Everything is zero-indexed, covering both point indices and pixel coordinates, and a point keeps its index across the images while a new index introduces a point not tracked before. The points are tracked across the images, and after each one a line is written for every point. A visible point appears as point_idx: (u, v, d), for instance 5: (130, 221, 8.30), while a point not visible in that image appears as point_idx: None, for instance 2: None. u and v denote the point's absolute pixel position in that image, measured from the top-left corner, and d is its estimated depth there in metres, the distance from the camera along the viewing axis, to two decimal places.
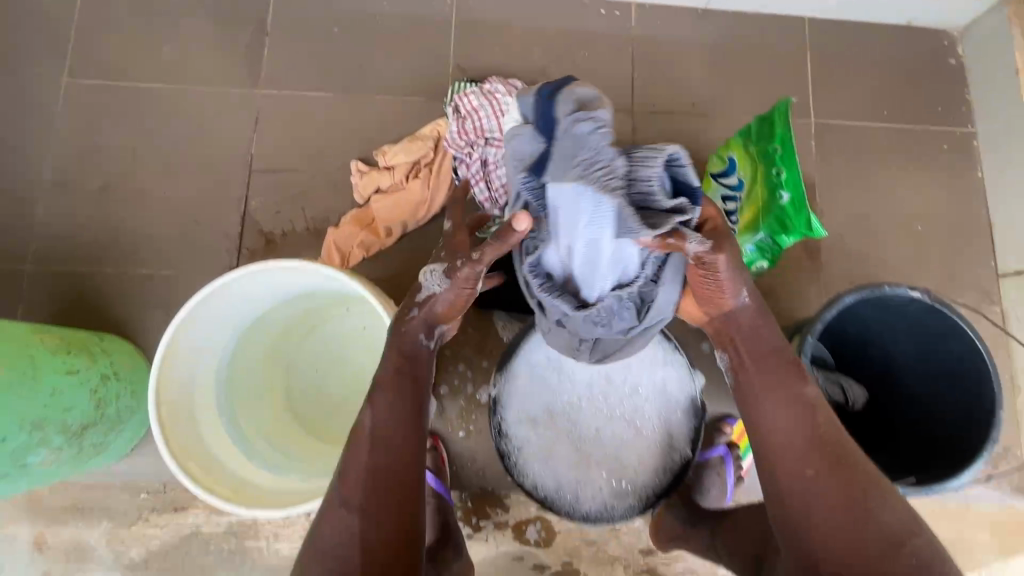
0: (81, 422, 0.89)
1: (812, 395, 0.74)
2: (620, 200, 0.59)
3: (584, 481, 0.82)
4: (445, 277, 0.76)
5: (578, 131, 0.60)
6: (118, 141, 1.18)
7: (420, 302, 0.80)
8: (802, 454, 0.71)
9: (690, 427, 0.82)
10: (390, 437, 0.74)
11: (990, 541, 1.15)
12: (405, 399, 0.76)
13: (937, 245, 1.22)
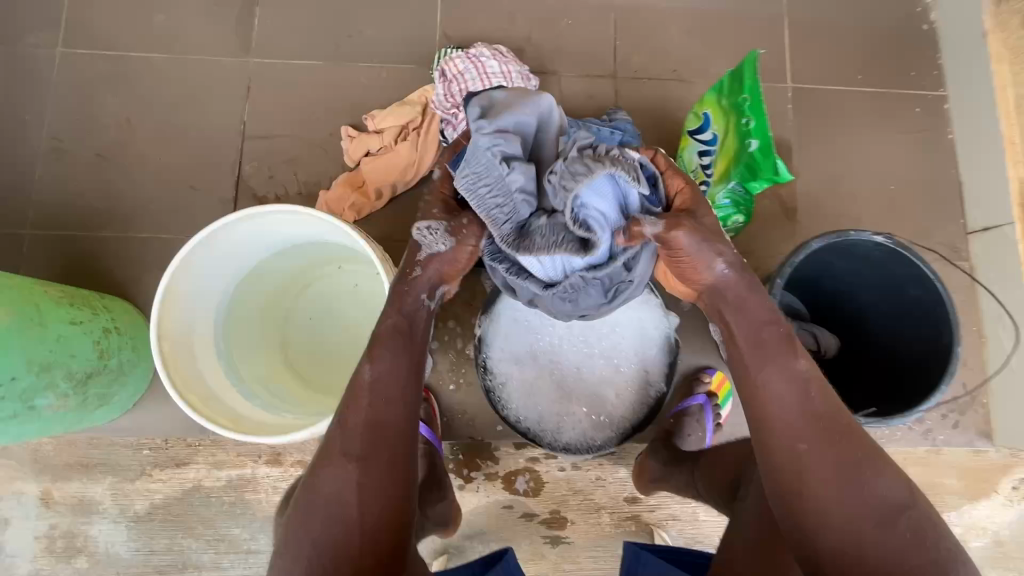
0: (85, 370, 0.93)
1: (806, 370, 0.76)
2: (498, 225, 0.73)
3: (565, 414, 0.89)
4: (447, 235, 0.79)
5: (473, 162, 0.72)
6: (115, 109, 1.21)
7: (422, 263, 0.81)
8: (800, 423, 0.73)
9: (664, 364, 0.90)
10: (389, 394, 0.77)
11: (959, 486, 1.20)
12: (403, 355, 0.80)
13: (910, 205, 1.27)
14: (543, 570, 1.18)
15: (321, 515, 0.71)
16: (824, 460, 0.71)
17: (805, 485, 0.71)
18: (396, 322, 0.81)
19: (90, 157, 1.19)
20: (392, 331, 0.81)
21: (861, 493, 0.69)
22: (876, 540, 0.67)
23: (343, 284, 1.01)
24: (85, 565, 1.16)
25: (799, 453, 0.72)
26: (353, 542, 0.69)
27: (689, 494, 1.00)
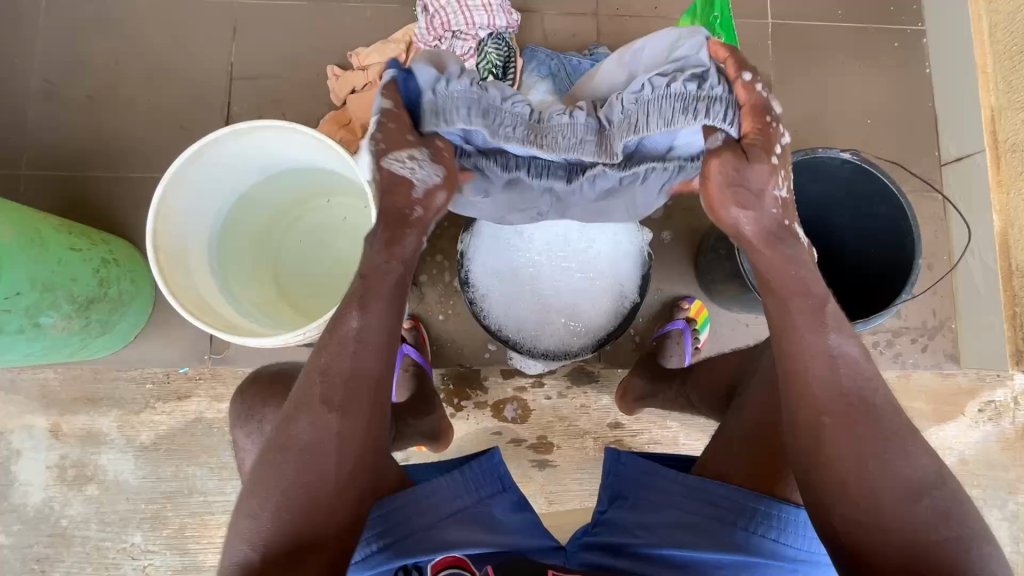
0: (86, 295, 0.97)
1: (834, 343, 0.63)
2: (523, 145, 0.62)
3: (543, 323, 0.97)
4: (436, 164, 0.63)
5: (455, 96, 0.60)
6: (104, 52, 1.23)
7: (423, 200, 0.66)
8: (829, 394, 0.62)
9: (638, 276, 0.96)
10: (370, 345, 0.67)
11: (927, 408, 1.26)
12: (386, 301, 0.68)
13: (886, 139, 1.30)
14: (531, 491, 1.25)
15: (286, 467, 0.65)
16: (852, 435, 0.61)
17: (826, 458, 0.61)
18: (383, 262, 0.67)
19: (82, 99, 1.22)
20: (376, 275, 0.67)
21: (889, 473, 0.59)
22: (901, 526, 0.58)
23: (333, 214, 1.04)
24: (95, 492, 1.22)
25: (821, 424, 0.62)
26: (320, 503, 0.64)
27: (678, 404, 1.07)
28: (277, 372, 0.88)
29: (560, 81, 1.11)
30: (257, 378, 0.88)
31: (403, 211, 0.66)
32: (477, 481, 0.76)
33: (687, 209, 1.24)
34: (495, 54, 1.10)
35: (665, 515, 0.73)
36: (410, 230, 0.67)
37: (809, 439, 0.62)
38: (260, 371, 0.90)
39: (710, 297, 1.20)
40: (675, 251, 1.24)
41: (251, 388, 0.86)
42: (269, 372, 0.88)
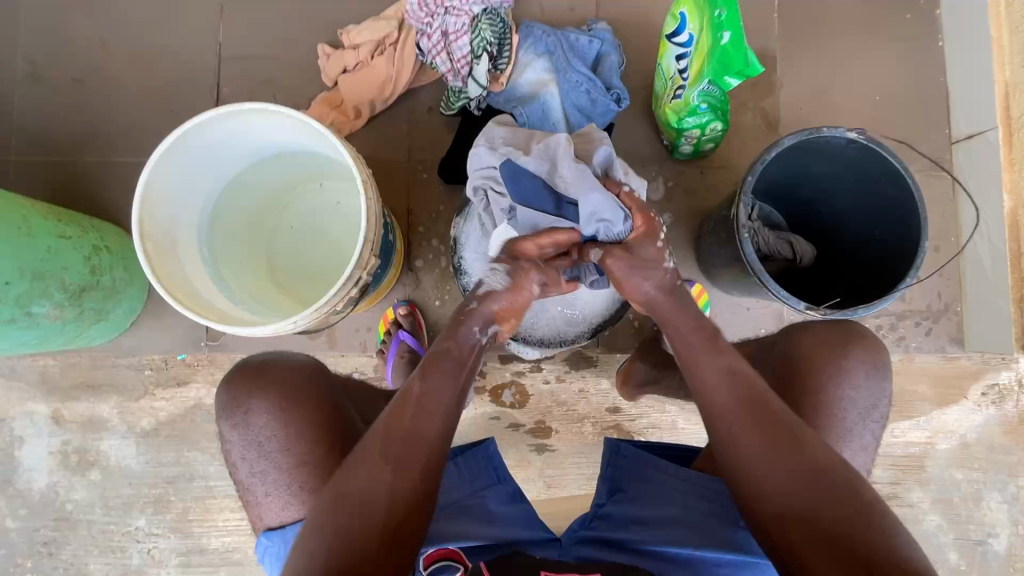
0: (78, 283, 0.96)
1: (741, 366, 0.74)
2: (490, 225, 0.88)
3: (539, 312, 0.96)
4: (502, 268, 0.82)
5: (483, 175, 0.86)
6: (88, 31, 1.20)
7: (480, 296, 0.82)
8: (731, 407, 0.70)
9: None
10: (432, 411, 0.72)
11: (929, 392, 1.25)
12: (450, 378, 0.76)
13: (896, 116, 1.25)
14: (529, 475, 1.25)
15: (332, 519, 0.63)
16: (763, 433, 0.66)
17: (749, 457, 0.66)
18: (446, 347, 0.79)
19: (69, 82, 1.19)
20: (442, 355, 0.77)
21: (801, 466, 0.63)
22: (820, 514, 0.60)
23: (327, 201, 1.03)
24: (99, 476, 1.23)
25: (733, 435, 0.68)
26: (357, 546, 0.61)
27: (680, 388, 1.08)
28: (263, 362, 0.84)
29: (557, 57, 1.08)
30: (243, 366, 0.84)
31: (467, 309, 0.82)
32: (471, 472, 0.79)
33: (687, 190, 1.21)
34: (489, 31, 1.05)
35: (661, 510, 0.73)
36: (467, 321, 0.81)
37: (725, 443, 0.68)
38: (249, 360, 0.87)
39: (710, 280, 1.18)
40: (675, 234, 1.22)
41: (235, 380, 0.83)
42: (255, 361, 0.84)
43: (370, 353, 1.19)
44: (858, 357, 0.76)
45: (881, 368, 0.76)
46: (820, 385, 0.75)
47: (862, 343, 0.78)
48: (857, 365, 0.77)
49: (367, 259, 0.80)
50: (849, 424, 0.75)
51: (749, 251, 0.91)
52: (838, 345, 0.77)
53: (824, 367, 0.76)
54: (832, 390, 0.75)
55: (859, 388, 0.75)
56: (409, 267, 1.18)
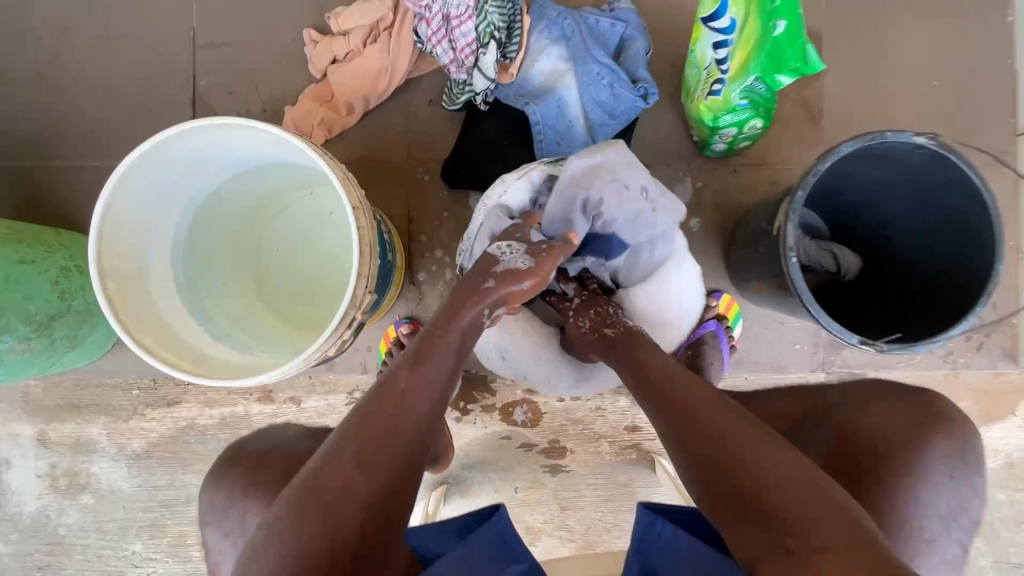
0: (45, 312, 0.87)
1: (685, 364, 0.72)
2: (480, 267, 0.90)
3: (548, 372, 0.91)
4: (527, 255, 0.74)
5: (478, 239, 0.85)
6: (47, 18, 1.07)
7: (497, 274, 0.71)
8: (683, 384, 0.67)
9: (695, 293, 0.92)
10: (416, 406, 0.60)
11: (974, 408, 1.15)
12: (440, 366, 0.64)
13: (956, 103, 1.11)
14: (543, 497, 1.18)
15: (293, 533, 0.52)
16: (715, 412, 0.62)
17: (724, 447, 0.58)
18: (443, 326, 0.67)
19: (28, 75, 1.07)
20: (438, 336, 0.66)
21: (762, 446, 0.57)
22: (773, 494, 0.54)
23: (318, 210, 0.92)
24: (91, 500, 1.17)
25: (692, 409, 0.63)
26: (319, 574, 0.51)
27: None
28: (269, 450, 0.78)
29: (575, 44, 0.95)
30: (241, 451, 0.79)
31: (474, 279, 0.72)
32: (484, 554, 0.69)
33: (719, 191, 1.09)
34: (497, 15, 0.92)
35: None
36: (478, 299, 0.70)
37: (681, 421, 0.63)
38: (236, 447, 0.80)
39: (741, 292, 1.07)
40: (705, 241, 1.10)
41: (228, 478, 0.76)
42: (256, 451, 0.78)
43: (369, 375, 1.13)
44: (942, 441, 0.62)
45: (966, 465, 0.63)
46: (896, 477, 0.61)
47: (946, 424, 0.63)
48: (938, 460, 0.62)
49: (361, 296, 0.70)
50: (932, 533, 0.61)
51: (798, 278, 0.80)
52: (917, 426, 0.63)
53: (899, 455, 0.62)
54: (907, 486, 0.61)
55: (939, 490, 0.62)
56: (411, 280, 1.07)
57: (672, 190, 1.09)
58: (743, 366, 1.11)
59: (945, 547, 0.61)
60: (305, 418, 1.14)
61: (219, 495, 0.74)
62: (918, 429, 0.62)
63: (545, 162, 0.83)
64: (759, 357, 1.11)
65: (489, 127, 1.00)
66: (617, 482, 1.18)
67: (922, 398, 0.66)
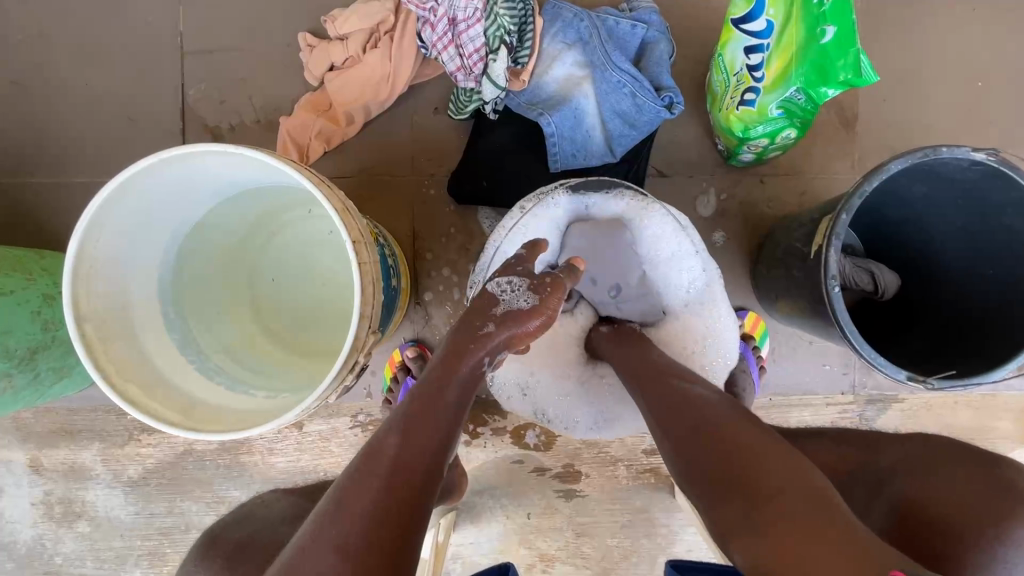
0: (27, 346, 0.82)
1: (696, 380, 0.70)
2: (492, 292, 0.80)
3: (572, 409, 0.84)
4: (532, 294, 0.65)
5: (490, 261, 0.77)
6: (25, 23, 1.00)
7: (499, 316, 0.64)
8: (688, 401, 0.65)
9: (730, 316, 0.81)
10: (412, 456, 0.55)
11: (1014, 430, 1.08)
12: (440, 421, 0.59)
13: (1000, 104, 1.03)
14: (557, 524, 1.13)
15: None
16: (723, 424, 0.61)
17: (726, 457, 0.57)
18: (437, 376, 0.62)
19: (5, 85, 1.00)
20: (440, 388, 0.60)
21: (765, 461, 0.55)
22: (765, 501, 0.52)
23: (315, 230, 0.85)
24: (87, 529, 1.13)
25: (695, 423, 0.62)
26: None
27: None
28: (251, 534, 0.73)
29: (592, 49, 0.87)
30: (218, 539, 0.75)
31: (473, 322, 0.64)
32: None
33: (745, 202, 1.02)
34: (508, 18, 0.85)
35: None
36: (475, 347, 0.63)
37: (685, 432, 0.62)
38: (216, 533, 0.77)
39: (768, 310, 1.01)
40: (730, 255, 1.02)
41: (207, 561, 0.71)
42: (234, 540, 0.73)
43: (374, 400, 1.07)
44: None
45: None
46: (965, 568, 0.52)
47: None
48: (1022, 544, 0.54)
49: (363, 338, 0.64)
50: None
51: (841, 308, 0.73)
52: (1000, 508, 0.52)
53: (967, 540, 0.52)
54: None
55: None
56: (416, 301, 1.01)
57: (695, 202, 1.02)
58: (770, 387, 1.05)
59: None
60: (307, 443, 1.09)
61: None
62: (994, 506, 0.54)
63: (566, 184, 0.78)
64: (787, 378, 1.05)
65: (499, 139, 0.93)
66: (634, 507, 1.12)
67: (999, 474, 0.55)
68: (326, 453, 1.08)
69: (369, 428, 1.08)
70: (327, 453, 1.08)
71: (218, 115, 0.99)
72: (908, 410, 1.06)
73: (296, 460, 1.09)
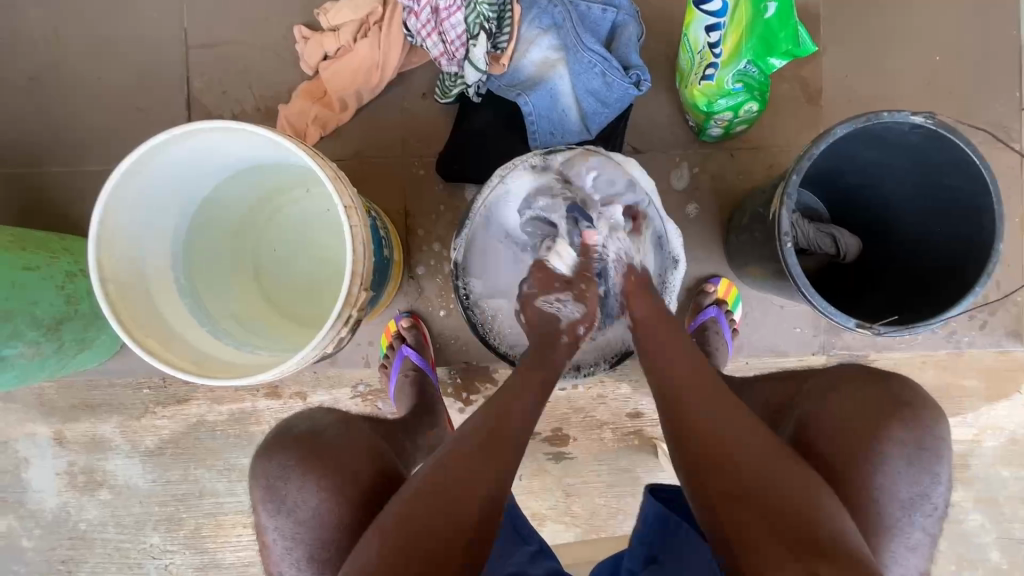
0: (53, 317, 0.89)
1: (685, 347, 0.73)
2: (472, 253, 0.84)
3: None
4: (578, 302, 0.78)
5: (466, 232, 0.82)
6: (41, 24, 1.07)
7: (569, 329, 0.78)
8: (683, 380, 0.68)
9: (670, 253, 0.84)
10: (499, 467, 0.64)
11: (978, 387, 1.14)
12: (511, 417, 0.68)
13: (958, 78, 1.08)
14: (547, 484, 1.19)
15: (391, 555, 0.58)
16: (724, 418, 0.63)
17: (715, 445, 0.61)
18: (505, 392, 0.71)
19: (24, 82, 1.08)
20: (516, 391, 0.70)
21: (752, 453, 0.60)
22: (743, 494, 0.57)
23: (313, 208, 0.93)
24: (108, 496, 1.21)
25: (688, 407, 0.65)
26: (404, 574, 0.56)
27: None
28: (314, 428, 0.78)
29: (566, 32, 0.93)
30: (290, 434, 0.77)
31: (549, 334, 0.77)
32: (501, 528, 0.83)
33: (716, 176, 1.08)
34: (486, 4, 0.92)
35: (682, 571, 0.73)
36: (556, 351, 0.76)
37: (672, 412, 0.66)
38: (285, 428, 0.79)
39: (740, 276, 1.07)
40: (704, 226, 1.09)
41: (278, 455, 0.75)
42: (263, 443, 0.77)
43: (372, 369, 1.15)
44: (900, 428, 0.64)
45: (927, 451, 0.64)
46: (853, 466, 0.63)
47: (910, 410, 0.65)
48: (901, 446, 0.64)
49: (356, 295, 0.72)
50: (892, 524, 0.62)
51: (794, 263, 0.80)
52: (881, 415, 0.65)
53: (856, 443, 0.64)
54: (863, 479, 0.62)
55: (900, 476, 0.63)
56: (410, 274, 1.08)
57: (669, 176, 1.08)
58: (744, 350, 1.11)
59: (909, 535, 0.63)
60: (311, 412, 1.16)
61: None
62: (882, 411, 0.65)
63: (540, 152, 0.78)
64: (760, 341, 1.11)
65: (483, 119, 1.00)
66: (619, 468, 1.19)
67: (884, 382, 0.68)
68: None
69: (369, 397, 1.15)
70: None
71: (221, 104, 1.07)
72: None
73: None
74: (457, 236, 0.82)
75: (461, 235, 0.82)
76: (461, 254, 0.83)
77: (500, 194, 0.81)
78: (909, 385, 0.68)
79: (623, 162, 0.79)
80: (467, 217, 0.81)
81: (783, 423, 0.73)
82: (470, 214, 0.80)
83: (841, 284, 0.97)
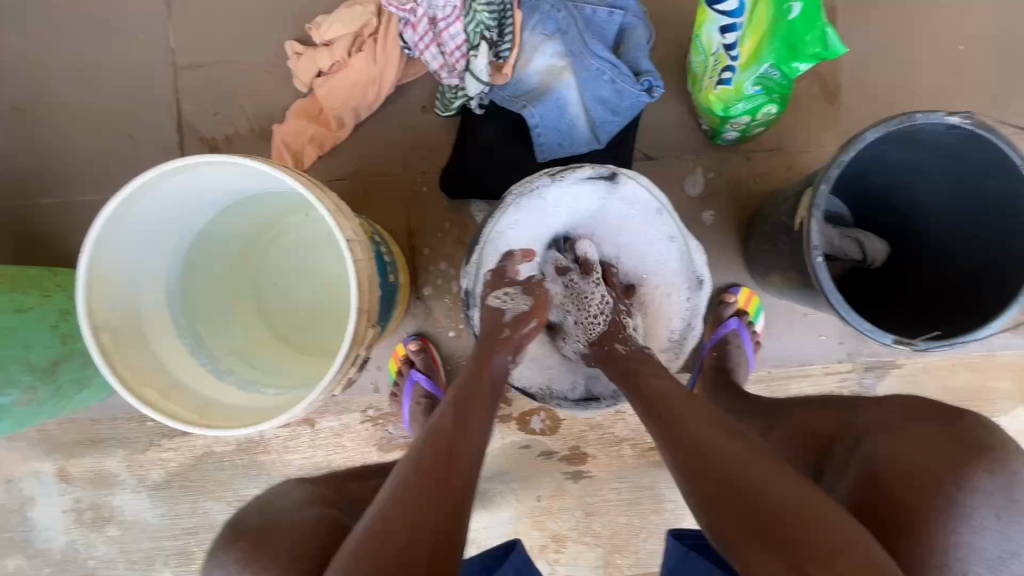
0: (48, 359, 0.86)
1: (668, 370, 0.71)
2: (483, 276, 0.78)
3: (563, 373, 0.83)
4: (527, 296, 0.75)
5: (478, 257, 0.76)
6: (23, 50, 1.03)
7: (515, 325, 0.72)
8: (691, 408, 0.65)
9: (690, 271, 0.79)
10: (464, 480, 0.58)
11: (1013, 390, 1.08)
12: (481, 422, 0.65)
13: (983, 67, 1.03)
14: (566, 504, 1.16)
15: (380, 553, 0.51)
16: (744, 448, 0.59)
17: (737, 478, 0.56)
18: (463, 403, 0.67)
19: (9, 112, 1.04)
20: (477, 395, 0.67)
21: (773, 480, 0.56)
22: (746, 519, 0.54)
23: (315, 233, 0.89)
24: (116, 532, 1.17)
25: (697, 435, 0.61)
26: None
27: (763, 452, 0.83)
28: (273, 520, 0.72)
29: (571, 38, 0.89)
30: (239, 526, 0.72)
31: (497, 331, 0.72)
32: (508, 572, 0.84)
33: (733, 181, 1.03)
34: (486, 13, 0.87)
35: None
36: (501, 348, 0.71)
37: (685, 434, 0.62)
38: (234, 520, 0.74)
39: (761, 285, 1.02)
40: (722, 232, 1.04)
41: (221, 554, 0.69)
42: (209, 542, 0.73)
43: (381, 393, 1.11)
44: (986, 478, 0.60)
45: (1018, 503, 0.60)
46: (931, 513, 0.60)
47: (998, 457, 0.61)
48: (992, 497, 0.60)
49: (363, 332, 0.68)
50: None
51: (825, 278, 0.75)
52: (956, 458, 0.61)
53: (930, 492, 0.60)
54: (943, 526, 0.59)
55: (988, 534, 0.59)
56: (416, 295, 1.04)
57: (683, 182, 1.03)
58: (768, 360, 1.07)
59: None
60: (320, 440, 1.12)
61: (228, 555, 0.70)
62: (966, 451, 0.61)
63: (548, 170, 0.73)
64: (783, 350, 1.07)
65: (488, 132, 0.95)
66: (641, 485, 1.15)
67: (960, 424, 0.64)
68: (339, 448, 1.12)
69: (379, 422, 1.11)
70: (339, 448, 1.12)
71: (214, 126, 1.02)
72: (907, 375, 1.08)
73: (311, 456, 1.13)
74: (468, 264, 0.76)
75: (472, 260, 0.76)
76: (471, 282, 0.77)
77: (510, 215, 0.76)
78: (991, 431, 0.64)
79: (634, 177, 0.74)
80: (478, 241, 0.75)
81: (840, 459, 0.70)
82: (481, 238, 0.75)
83: (871, 291, 0.93)
